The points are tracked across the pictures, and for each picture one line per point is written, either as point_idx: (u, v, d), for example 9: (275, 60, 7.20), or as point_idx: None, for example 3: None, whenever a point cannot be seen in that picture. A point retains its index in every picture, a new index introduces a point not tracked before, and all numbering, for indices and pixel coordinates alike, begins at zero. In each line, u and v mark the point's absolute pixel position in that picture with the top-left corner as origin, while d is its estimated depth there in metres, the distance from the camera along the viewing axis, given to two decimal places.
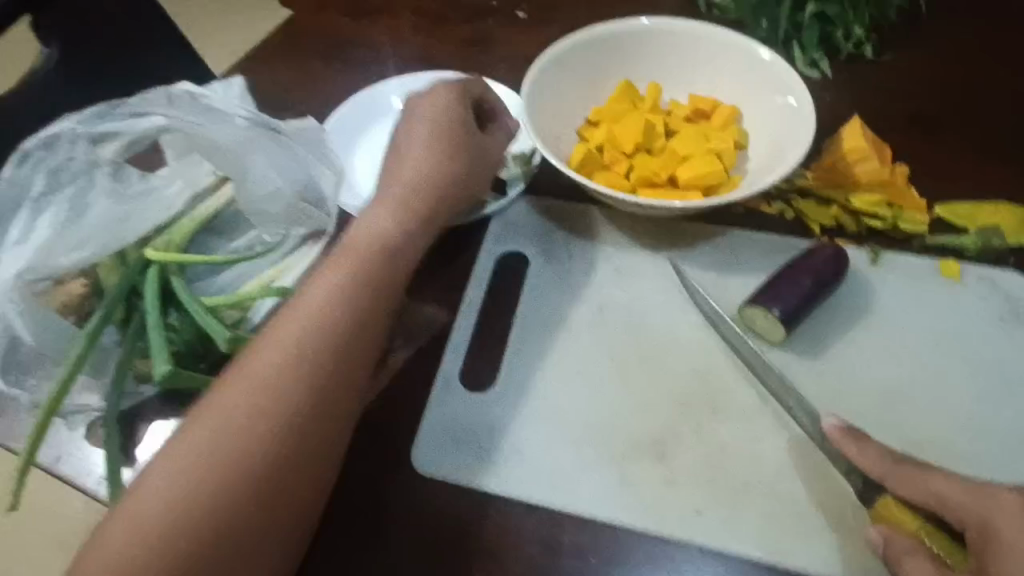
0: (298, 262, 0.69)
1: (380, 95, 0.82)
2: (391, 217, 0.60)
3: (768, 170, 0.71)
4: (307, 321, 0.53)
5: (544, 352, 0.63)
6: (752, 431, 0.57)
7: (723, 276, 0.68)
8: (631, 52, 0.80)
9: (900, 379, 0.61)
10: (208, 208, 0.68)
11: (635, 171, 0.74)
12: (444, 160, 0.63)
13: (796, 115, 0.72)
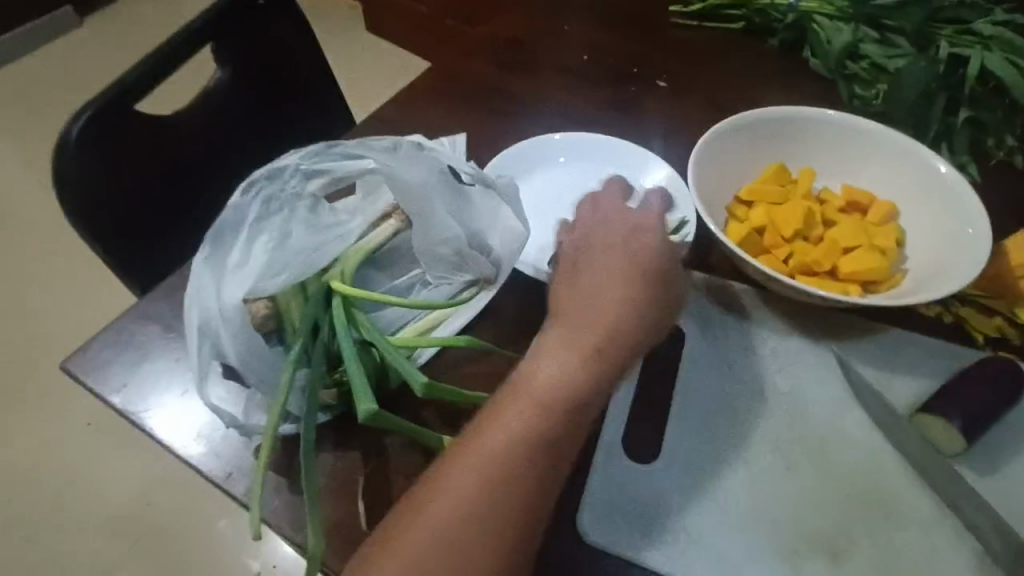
0: (458, 309, 0.71)
1: (546, 142, 0.87)
2: (574, 349, 0.57)
3: (932, 275, 0.72)
4: (494, 459, 0.52)
5: (716, 435, 0.64)
6: (924, 539, 0.60)
7: (884, 374, 0.69)
8: (794, 138, 0.82)
9: None
10: (373, 239, 0.69)
11: (794, 257, 0.74)
12: (626, 292, 0.60)
13: (965, 228, 0.72)
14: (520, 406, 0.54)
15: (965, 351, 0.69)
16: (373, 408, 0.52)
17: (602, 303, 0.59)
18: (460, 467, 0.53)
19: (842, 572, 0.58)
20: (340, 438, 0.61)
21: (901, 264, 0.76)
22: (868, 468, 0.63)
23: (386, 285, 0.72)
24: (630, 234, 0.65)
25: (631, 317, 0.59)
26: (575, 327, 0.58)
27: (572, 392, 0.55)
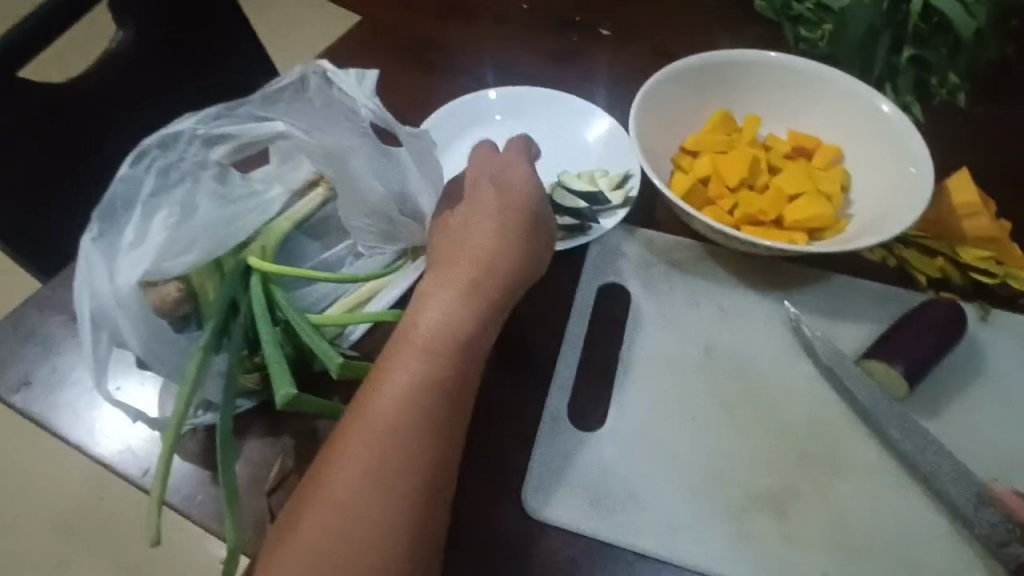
0: (391, 281, 0.66)
1: (480, 100, 0.82)
2: (451, 297, 0.56)
3: (877, 218, 0.70)
4: (385, 423, 0.50)
5: (662, 396, 0.63)
6: (874, 490, 0.59)
7: (829, 324, 0.68)
8: (737, 84, 0.78)
9: (999, 429, 0.63)
10: (301, 209, 0.64)
11: (740, 207, 0.72)
12: (495, 237, 0.60)
13: (908, 169, 0.71)
14: (407, 360, 0.53)
15: (907, 294, 0.69)
16: (290, 393, 0.49)
17: (475, 253, 0.59)
18: (354, 439, 0.50)
19: (791, 528, 0.58)
20: (269, 427, 0.58)
21: (846, 209, 0.75)
22: (811, 420, 0.62)
23: (313, 258, 0.68)
24: (497, 183, 0.63)
25: (502, 259, 0.59)
26: (447, 277, 0.58)
27: (455, 338, 0.54)
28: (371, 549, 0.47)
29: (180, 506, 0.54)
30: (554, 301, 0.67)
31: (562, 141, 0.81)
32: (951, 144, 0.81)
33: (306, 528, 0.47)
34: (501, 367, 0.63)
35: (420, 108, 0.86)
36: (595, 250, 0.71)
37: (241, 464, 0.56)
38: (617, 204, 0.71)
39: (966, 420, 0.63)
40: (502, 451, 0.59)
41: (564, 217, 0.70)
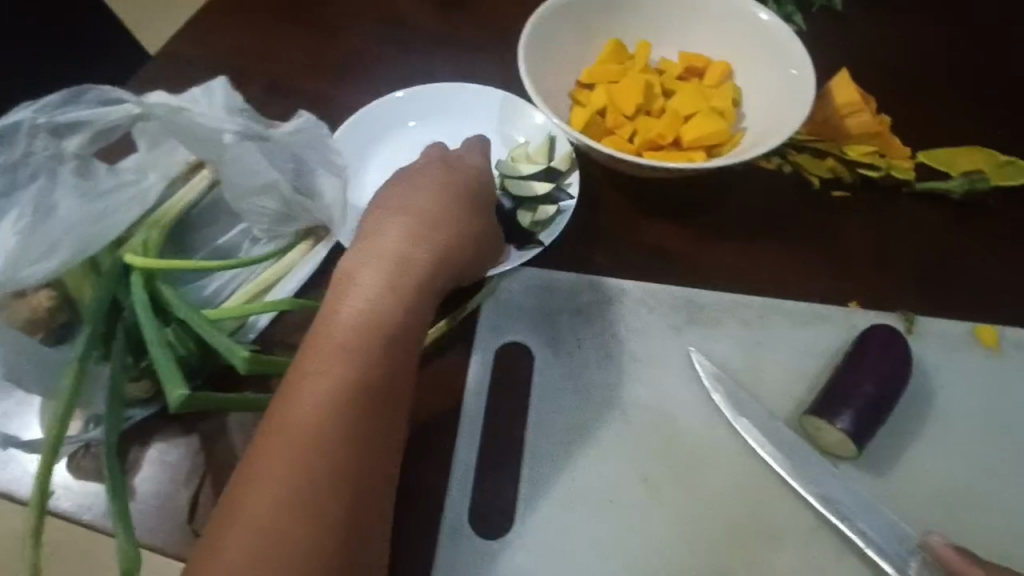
0: (295, 264, 0.63)
1: (388, 104, 0.73)
2: (377, 279, 0.51)
3: (769, 127, 0.71)
4: (308, 427, 0.44)
5: (573, 482, 0.54)
6: (816, 566, 0.50)
7: (754, 359, 0.60)
8: (624, 12, 0.78)
9: (922, 355, 0.59)
10: (183, 197, 0.61)
11: (639, 134, 0.72)
12: (430, 218, 0.55)
13: (791, 77, 0.72)
14: (329, 351, 0.47)
15: (830, 310, 0.62)
16: (182, 392, 0.46)
17: (405, 232, 0.54)
18: (265, 446, 0.43)
19: None
20: (178, 428, 0.56)
21: (740, 123, 0.75)
22: (736, 481, 0.53)
23: (208, 247, 0.64)
24: (437, 169, 0.60)
25: (436, 242, 0.54)
26: (373, 258, 0.52)
27: (383, 328, 0.49)
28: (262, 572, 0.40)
29: (84, 518, 0.52)
30: None
31: (476, 116, 0.74)
32: (840, 58, 0.82)
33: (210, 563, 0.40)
34: None
35: (306, 80, 0.81)
36: (489, 305, 0.61)
37: (144, 468, 0.54)
38: (566, 170, 0.66)
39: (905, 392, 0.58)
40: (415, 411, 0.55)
41: (542, 207, 0.64)
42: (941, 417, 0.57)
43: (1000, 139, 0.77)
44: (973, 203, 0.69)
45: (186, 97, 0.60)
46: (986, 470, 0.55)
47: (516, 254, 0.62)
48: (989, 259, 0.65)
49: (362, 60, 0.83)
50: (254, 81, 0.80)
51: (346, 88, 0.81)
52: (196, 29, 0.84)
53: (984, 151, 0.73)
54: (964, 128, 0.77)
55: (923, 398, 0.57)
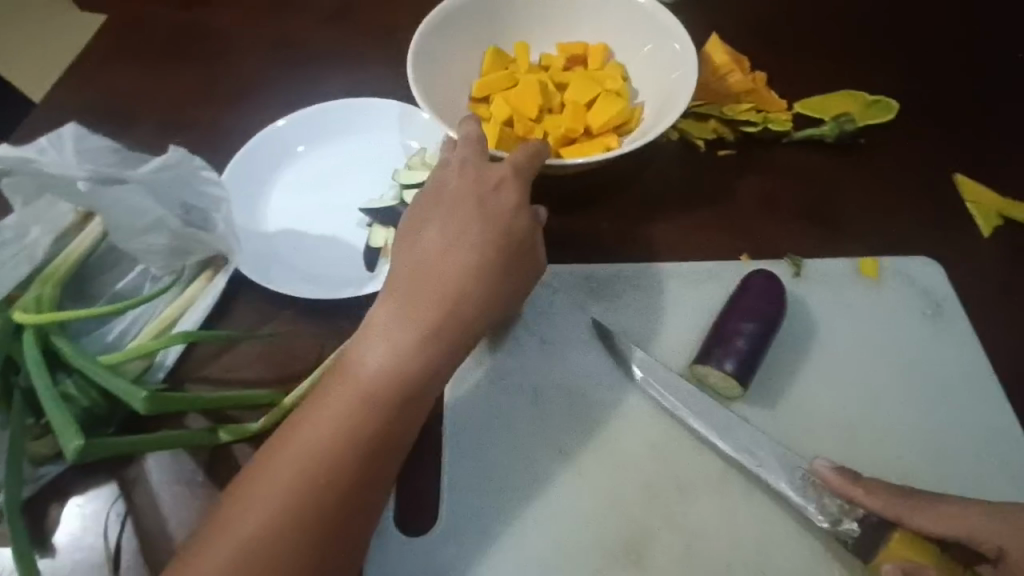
0: (197, 296, 0.62)
1: (272, 134, 0.72)
2: (408, 333, 0.50)
3: (662, 97, 0.72)
4: (312, 461, 0.46)
5: (491, 467, 0.56)
6: (723, 507, 0.53)
7: (654, 322, 0.62)
8: (501, 17, 0.78)
9: (809, 297, 0.63)
10: (78, 245, 0.60)
11: (550, 135, 0.71)
12: (467, 255, 0.52)
13: (671, 48, 0.74)
14: (343, 400, 0.48)
15: (721, 265, 0.65)
16: (81, 444, 0.47)
17: (438, 278, 0.52)
18: (261, 478, 0.46)
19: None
20: (93, 476, 0.55)
21: (635, 100, 0.76)
22: (647, 442, 0.56)
23: (109, 290, 0.63)
24: (478, 184, 0.55)
25: (471, 290, 0.52)
26: (406, 307, 0.50)
27: (406, 388, 0.49)
28: None
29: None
30: (366, 276, 0.65)
31: (367, 124, 0.74)
32: (719, 12, 0.84)
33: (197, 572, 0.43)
34: (322, 337, 0.62)
35: (197, 109, 0.80)
36: None
37: (63, 521, 0.54)
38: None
39: (795, 332, 0.61)
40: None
41: None
42: (827, 351, 0.60)
43: (876, 69, 0.80)
44: (846, 145, 0.73)
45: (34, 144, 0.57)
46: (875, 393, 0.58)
47: None
48: (863, 194, 0.69)
49: (247, 83, 0.82)
50: (143, 117, 0.79)
51: (234, 112, 0.80)
52: (78, 75, 0.83)
53: (852, 93, 0.76)
54: (840, 68, 0.80)
55: (809, 335, 0.61)
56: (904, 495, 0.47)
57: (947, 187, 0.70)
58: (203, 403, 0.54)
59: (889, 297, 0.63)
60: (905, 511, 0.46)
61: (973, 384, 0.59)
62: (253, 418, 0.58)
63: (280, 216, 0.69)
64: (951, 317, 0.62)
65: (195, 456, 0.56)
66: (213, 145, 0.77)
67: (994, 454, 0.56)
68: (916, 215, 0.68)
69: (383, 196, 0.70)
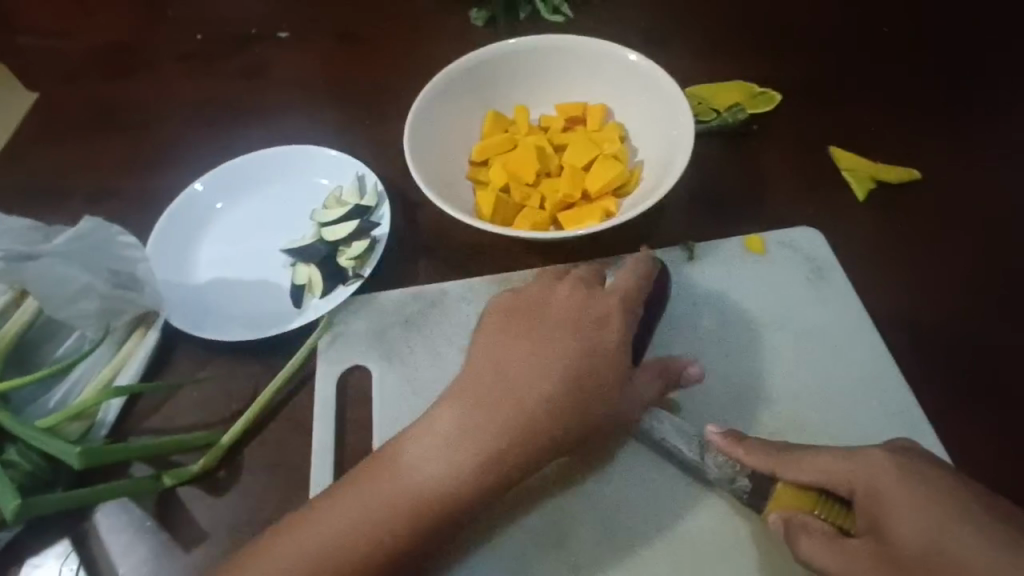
0: (132, 352, 0.65)
1: (191, 197, 0.76)
2: (464, 457, 0.50)
3: (663, 159, 0.72)
4: (334, 540, 0.49)
5: None
6: (636, 478, 0.58)
7: None
8: (490, 82, 0.79)
9: (703, 279, 0.68)
10: (17, 319, 0.63)
11: (547, 199, 0.73)
12: (546, 383, 0.51)
13: (664, 104, 0.74)
14: (386, 503, 0.49)
15: (618, 257, 0.70)
16: (18, 503, 0.50)
17: (522, 404, 0.50)
18: (279, 545, 0.50)
19: (570, 552, 0.56)
20: (45, 534, 0.58)
21: (635, 158, 0.76)
22: None
23: (47, 356, 0.66)
24: (580, 302, 0.55)
25: (540, 426, 0.50)
26: (480, 423, 0.50)
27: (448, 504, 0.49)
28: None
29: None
30: (293, 312, 0.69)
31: (284, 172, 0.78)
32: (608, 26, 0.90)
33: None
34: (254, 376, 0.66)
35: (127, 177, 0.84)
36: (324, 336, 0.67)
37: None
38: (375, 205, 0.73)
39: (689, 311, 0.67)
40: (274, 456, 0.61)
41: (358, 240, 0.71)
42: (722, 327, 0.66)
43: (752, 55, 0.84)
44: (735, 132, 0.78)
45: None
46: (766, 360, 0.64)
47: (342, 290, 0.69)
48: (748, 176, 0.75)
49: (171, 148, 0.86)
50: (75, 190, 0.83)
51: (163, 176, 0.84)
52: (12, 159, 0.87)
53: (740, 83, 0.81)
54: (725, 60, 0.85)
55: (704, 314, 0.67)
56: (778, 450, 0.51)
57: (823, 160, 0.75)
58: (141, 450, 0.58)
59: (776, 268, 0.68)
60: (777, 462, 0.51)
61: (854, 339, 0.64)
62: (194, 459, 0.61)
63: (208, 267, 0.73)
64: (831, 279, 0.67)
65: (140, 504, 0.59)
66: (144, 209, 0.81)
67: (876, 401, 0.61)
68: (796, 190, 0.74)
69: (304, 235, 0.74)
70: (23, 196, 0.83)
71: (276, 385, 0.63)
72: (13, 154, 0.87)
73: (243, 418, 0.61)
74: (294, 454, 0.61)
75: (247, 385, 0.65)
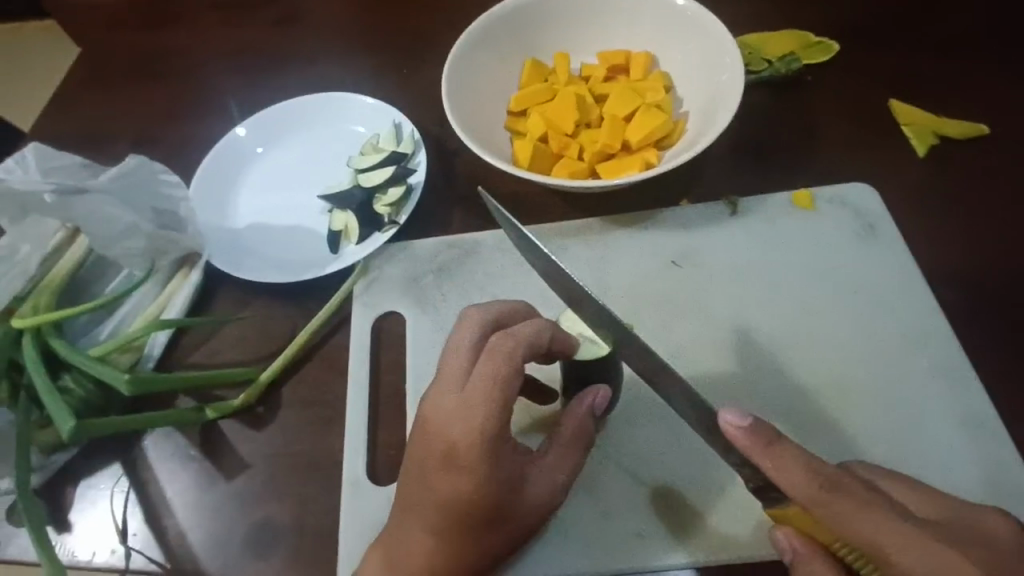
0: (177, 290, 0.67)
1: (233, 140, 0.77)
2: (426, 548, 0.45)
3: (708, 107, 0.69)
4: None
5: None
6: (671, 429, 0.57)
7: (605, 267, 0.66)
8: (530, 28, 0.77)
9: (747, 233, 0.66)
10: (69, 257, 0.66)
11: (586, 150, 0.71)
12: (461, 494, 0.43)
13: (713, 50, 0.70)
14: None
15: (658, 210, 0.68)
16: (73, 423, 0.52)
17: (444, 504, 0.43)
18: None
19: (605, 500, 0.55)
20: (101, 458, 0.61)
21: (679, 109, 0.73)
22: None
23: (97, 295, 0.68)
24: (472, 415, 0.42)
25: (473, 519, 0.44)
26: (413, 520, 0.45)
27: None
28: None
29: (23, 558, 0.57)
30: (330, 256, 0.69)
31: (321, 120, 0.79)
32: None
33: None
34: (293, 318, 0.67)
35: (168, 125, 0.85)
36: (361, 281, 0.68)
37: (78, 500, 0.60)
38: (412, 153, 0.73)
39: (733, 265, 0.65)
40: (310, 395, 0.62)
41: (395, 187, 0.71)
42: (765, 282, 0.64)
43: (806, 7, 0.80)
44: (786, 83, 0.74)
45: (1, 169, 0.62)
46: (811, 318, 0.62)
47: (378, 236, 0.69)
48: (799, 129, 0.71)
49: (208, 96, 0.86)
50: (120, 138, 0.84)
51: (204, 123, 0.84)
52: (56, 106, 0.88)
53: (793, 33, 0.77)
54: (776, 12, 0.81)
55: (747, 269, 0.65)
56: None
57: (882, 113, 0.71)
58: (185, 382, 0.60)
59: (827, 225, 0.66)
60: None
61: (904, 297, 0.61)
62: (236, 395, 0.63)
63: (247, 213, 0.74)
64: (884, 236, 0.64)
65: (187, 435, 0.61)
66: (185, 156, 0.82)
67: (929, 361, 0.58)
68: (849, 143, 0.70)
69: (340, 182, 0.75)
70: (70, 142, 0.85)
71: (318, 322, 0.64)
72: (58, 98, 0.89)
73: (282, 356, 0.63)
74: (331, 393, 0.62)
75: (287, 326, 0.66)
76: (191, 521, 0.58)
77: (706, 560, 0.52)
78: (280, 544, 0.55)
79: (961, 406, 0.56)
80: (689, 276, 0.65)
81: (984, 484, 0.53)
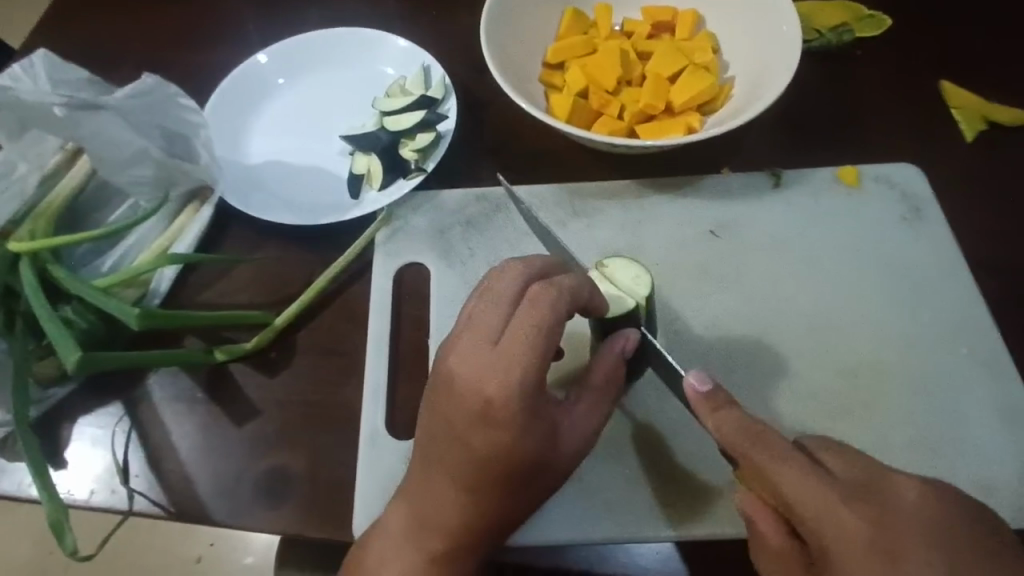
0: (186, 225, 0.63)
1: (251, 70, 0.72)
2: (457, 500, 0.44)
3: (758, 75, 0.66)
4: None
5: None
6: None
7: (639, 231, 0.64)
8: None
9: (789, 206, 0.64)
10: (68, 181, 0.61)
11: (627, 108, 0.67)
12: (494, 445, 0.42)
13: (767, 13, 0.67)
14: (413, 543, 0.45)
15: (699, 177, 0.66)
16: (78, 356, 0.49)
17: (477, 454, 0.42)
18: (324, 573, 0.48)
19: (634, 469, 0.53)
20: (102, 397, 0.58)
21: (725, 73, 0.70)
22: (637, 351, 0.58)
23: (98, 224, 0.64)
24: (509, 368, 0.41)
25: (507, 472, 0.43)
26: (442, 471, 0.44)
27: (462, 537, 0.45)
28: (381, 540, 0.46)
29: (18, 494, 0.54)
30: (350, 202, 0.65)
31: (345, 56, 0.74)
32: None
33: (375, 543, 0.46)
34: (309, 263, 0.63)
35: (175, 49, 0.79)
36: (383, 230, 0.65)
37: (77, 438, 0.57)
38: (442, 97, 0.69)
39: (772, 238, 0.63)
40: (327, 344, 0.59)
41: (423, 133, 0.66)
42: (804, 258, 0.62)
43: None
44: (835, 55, 0.71)
45: (7, 76, 0.58)
46: (850, 298, 0.60)
47: (403, 183, 0.65)
48: (848, 104, 0.68)
49: (221, 23, 0.81)
50: (124, 60, 0.79)
51: (215, 50, 0.79)
52: (55, 20, 0.82)
53: (845, 4, 0.74)
54: None
55: (787, 243, 0.63)
56: None
57: (931, 94, 0.68)
58: (195, 320, 0.56)
59: (870, 206, 0.64)
60: None
61: (943, 284, 0.60)
62: (248, 339, 0.60)
63: (262, 148, 0.69)
64: (929, 219, 0.62)
65: (196, 377, 0.58)
66: (193, 84, 0.76)
67: (967, 349, 0.57)
68: (896, 123, 0.67)
69: (364, 124, 0.70)
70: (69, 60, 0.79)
71: (340, 265, 0.61)
72: (57, 13, 0.82)
73: (297, 301, 0.59)
74: (349, 343, 0.59)
75: (304, 270, 0.63)
76: (198, 465, 0.55)
77: (733, 533, 0.51)
78: (292, 494, 0.53)
79: (998, 396, 0.55)
80: (725, 245, 0.63)
81: (1013, 474, 0.53)
